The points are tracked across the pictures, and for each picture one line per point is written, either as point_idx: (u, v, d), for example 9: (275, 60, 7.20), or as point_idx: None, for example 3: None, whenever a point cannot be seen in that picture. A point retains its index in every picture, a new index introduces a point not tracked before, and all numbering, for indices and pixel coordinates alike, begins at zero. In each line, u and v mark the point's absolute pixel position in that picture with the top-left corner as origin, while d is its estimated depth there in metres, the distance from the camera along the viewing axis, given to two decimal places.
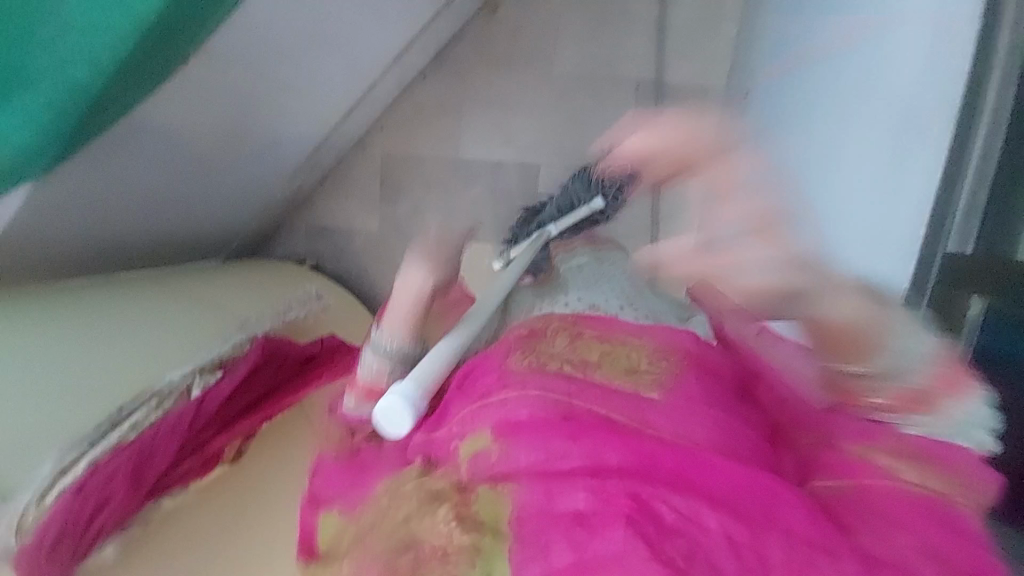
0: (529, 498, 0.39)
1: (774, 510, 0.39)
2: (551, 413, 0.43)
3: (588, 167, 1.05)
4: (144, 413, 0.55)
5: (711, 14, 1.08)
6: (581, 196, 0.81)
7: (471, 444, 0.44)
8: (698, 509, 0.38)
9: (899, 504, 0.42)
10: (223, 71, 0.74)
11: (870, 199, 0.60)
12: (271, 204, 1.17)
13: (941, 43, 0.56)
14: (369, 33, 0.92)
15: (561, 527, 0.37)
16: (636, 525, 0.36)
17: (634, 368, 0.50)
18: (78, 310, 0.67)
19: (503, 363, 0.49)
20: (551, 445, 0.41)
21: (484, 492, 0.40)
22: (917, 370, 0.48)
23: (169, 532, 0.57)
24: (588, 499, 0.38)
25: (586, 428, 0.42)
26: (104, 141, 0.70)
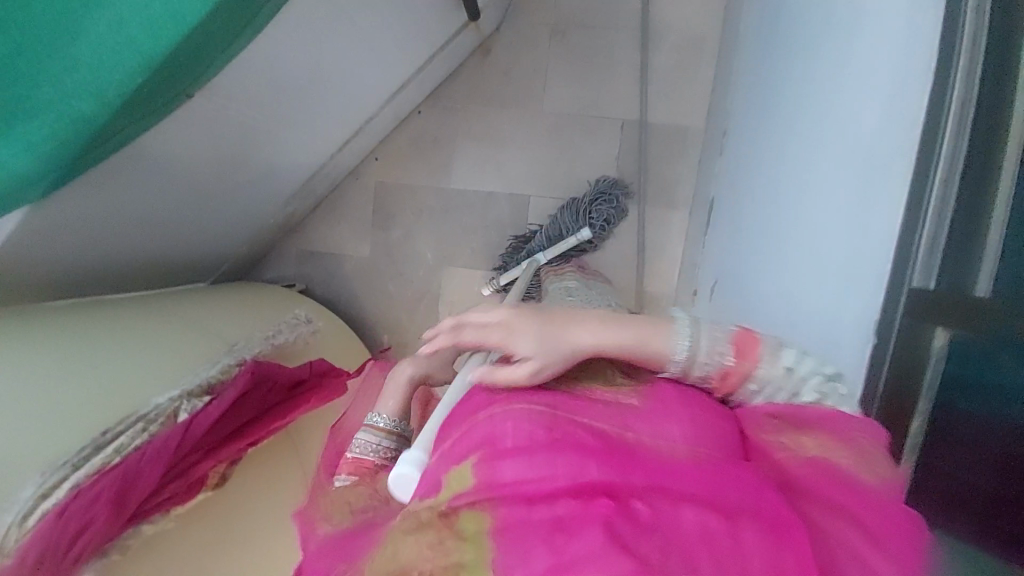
0: (512, 506, 0.39)
1: (749, 501, 0.39)
2: (533, 421, 0.44)
3: (575, 202, 1.13)
4: (131, 436, 0.55)
5: (690, 60, 1.15)
6: (570, 228, 1.11)
7: (458, 471, 0.42)
8: (677, 509, 0.38)
9: (837, 489, 0.42)
10: (226, 104, 0.77)
11: (842, 237, 0.60)
12: (263, 229, 1.18)
13: (902, 85, 0.55)
14: (367, 71, 0.96)
15: (541, 531, 0.37)
16: (613, 527, 0.37)
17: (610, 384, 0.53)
18: (66, 332, 0.66)
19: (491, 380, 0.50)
20: (535, 454, 0.41)
21: (467, 513, 0.39)
22: (705, 360, 0.53)
23: (153, 553, 0.55)
24: (568, 503, 0.38)
25: (567, 436, 0.42)
26: (105, 168, 0.71)
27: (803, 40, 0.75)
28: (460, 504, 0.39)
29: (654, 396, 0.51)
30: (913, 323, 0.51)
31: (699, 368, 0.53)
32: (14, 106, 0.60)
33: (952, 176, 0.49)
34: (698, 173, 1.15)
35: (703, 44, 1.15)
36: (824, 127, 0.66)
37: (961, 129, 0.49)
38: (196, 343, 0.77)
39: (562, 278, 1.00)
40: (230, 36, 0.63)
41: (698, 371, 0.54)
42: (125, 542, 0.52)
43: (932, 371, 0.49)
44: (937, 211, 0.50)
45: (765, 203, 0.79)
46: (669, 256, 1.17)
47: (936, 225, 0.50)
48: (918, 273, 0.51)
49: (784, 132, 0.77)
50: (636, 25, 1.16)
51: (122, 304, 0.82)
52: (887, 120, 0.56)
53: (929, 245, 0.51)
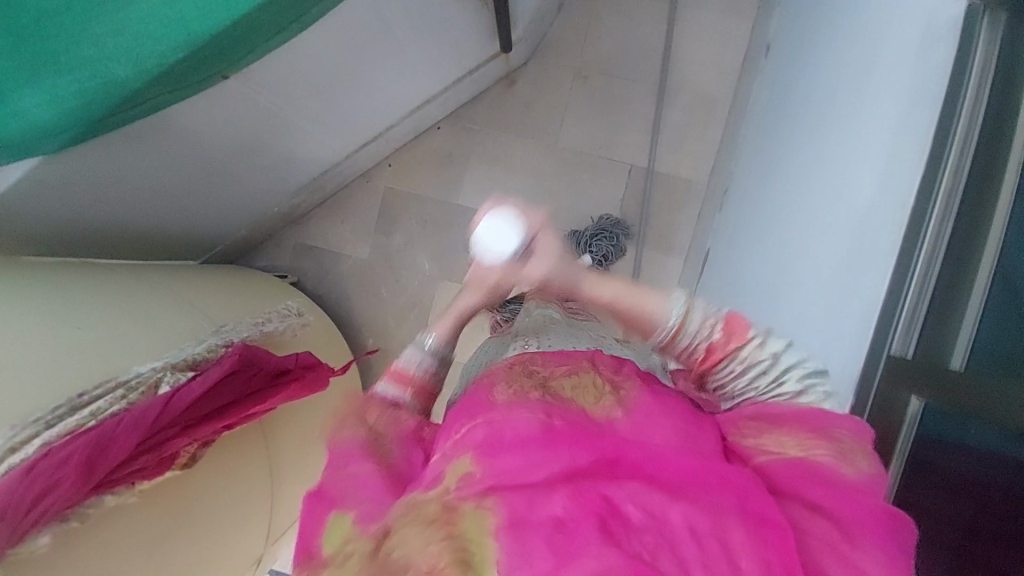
0: (510, 506, 0.38)
1: (734, 505, 0.38)
2: (528, 422, 0.43)
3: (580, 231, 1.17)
4: (109, 400, 0.54)
5: (700, 120, 1.22)
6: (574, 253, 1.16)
7: (457, 465, 0.42)
8: (668, 509, 0.37)
9: (811, 488, 0.41)
10: (257, 91, 0.79)
11: (831, 300, 0.63)
12: (265, 216, 1.18)
13: (894, 163, 0.59)
14: (396, 81, 1.00)
15: (542, 532, 0.36)
16: (609, 529, 0.36)
17: (599, 389, 0.47)
18: (55, 290, 0.65)
19: (489, 395, 0.48)
20: (532, 451, 0.41)
21: (473, 511, 0.38)
22: (692, 329, 0.55)
23: (106, 527, 0.52)
24: (565, 501, 0.38)
25: (562, 437, 0.41)
26: (125, 133, 0.72)
27: (811, 115, 0.81)
28: (461, 498, 0.39)
29: (637, 403, 0.46)
30: (892, 388, 0.52)
31: (686, 339, 0.55)
32: (49, 59, 0.61)
33: (936, 253, 0.52)
34: (696, 225, 1.20)
35: (715, 107, 1.22)
36: (826, 197, 0.70)
37: (947, 211, 0.52)
38: (182, 319, 0.75)
39: None
40: (276, 29, 0.65)
41: (685, 341, 0.55)
42: (85, 511, 0.50)
43: (904, 435, 0.50)
44: (920, 283, 0.52)
45: (763, 262, 0.82)
46: None
47: (917, 298, 0.52)
48: (898, 340, 0.53)
49: (787, 197, 0.81)
50: (655, 80, 1.23)
51: (113, 271, 0.80)
52: (881, 195, 0.60)
53: (909, 315, 0.52)
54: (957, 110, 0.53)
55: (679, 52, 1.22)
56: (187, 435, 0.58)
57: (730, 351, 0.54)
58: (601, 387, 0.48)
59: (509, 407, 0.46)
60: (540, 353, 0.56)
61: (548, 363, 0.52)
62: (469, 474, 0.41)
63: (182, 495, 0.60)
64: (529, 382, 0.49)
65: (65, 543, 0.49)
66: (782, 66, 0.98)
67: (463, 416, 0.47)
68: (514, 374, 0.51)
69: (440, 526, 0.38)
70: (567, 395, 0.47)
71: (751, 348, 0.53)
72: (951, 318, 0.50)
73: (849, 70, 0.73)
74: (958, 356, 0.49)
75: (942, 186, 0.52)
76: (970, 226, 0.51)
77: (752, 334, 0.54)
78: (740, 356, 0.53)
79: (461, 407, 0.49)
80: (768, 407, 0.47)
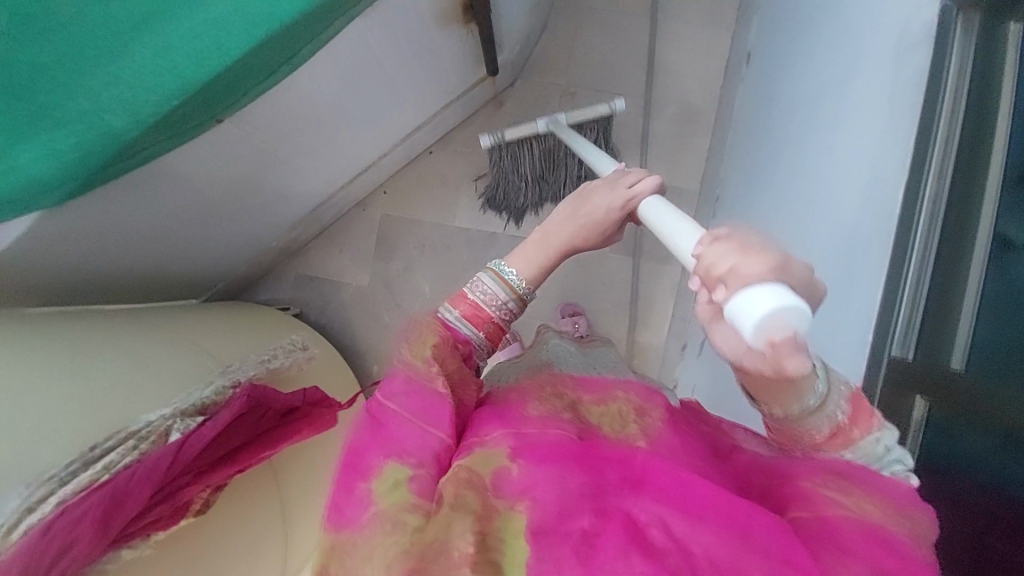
0: (540, 512, 0.40)
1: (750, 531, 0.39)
2: (563, 435, 0.46)
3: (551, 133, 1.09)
4: (120, 453, 0.54)
5: (687, 130, 1.24)
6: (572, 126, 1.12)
7: (481, 457, 0.45)
8: (690, 534, 0.39)
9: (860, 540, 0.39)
10: (251, 132, 0.81)
11: (831, 312, 0.64)
12: (265, 251, 1.19)
13: (880, 177, 0.60)
14: (385, 112, 1.02)
15: (570, 541, 0.39)
16: (633, 548, 0.39)
17: (625, 422, 0.51)
18: (65, 342, 0.66)
19: (522, 410, 0.50)
20: (565, 469, 0.43)
21: (506, 512, 0.41)
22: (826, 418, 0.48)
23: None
24: (591, 517, 0.40)
25: (591, 458, 0.44)
26: (123, 181, 0.73)
27: (797, 123, 0.83)
28: (500, 498, 0.42)
29: (658, 434, 0.49)
30: (897, 392, 0.53)
31: (815, 418, 0.48)
32: (47, 115, 0.62)
33: (926, 259, 0.52)
34: None
35: (700, 117, 1.24)
36: (818, 207, 0.71)
37: (933, 222, 0.53)
38: (188, 362, 0.76)
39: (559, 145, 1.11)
40: (267, 71, 0.67)
41: (816, 421, 0.48)
42: (103, 566, 0.50)
43: (913, 434, 0.52)
44: (914, 286, 0.52)
45: None
46: (660, 309, 1.21)
47: (910, 304, 0.52)
48: (897, 344, 0.53)
49: (782, 208, 0.82)
50: (640, 95, 1.25)
51: (117, 316, 0.81)
52: (869, 204, 0.61)
53: (906, 321, 0.52)
54: (937, 111, 0.54)
55: (661, 66, 1.25)
56: (199, 482, 0.58)
57: (852, 438, 0.48)
58: (625, 416, 0.52)
59: (543, 422, 0.48)
60: (576, 378, 0.60)
61: (579, 389, 0.56)
62: (502, 468, 0.44)
63: (197, 536, 0.60)
64: (560, 402, 0.52)
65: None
66: (765, 74, 1.00)
67: (495, 420, 0.49)
68: (545, 394, 0.54)
69: (477, 519, 0.41)
70: (593, 421, 0.51)
71: (871, 440, 0.47)
72: (946, 325, 0.50)
73: (831, 80, 0.74)
74: (957, 358, 0.49)
75: (925, 195, 0.53)
76: (958, 235, 0.51)
77: (877, 424, 0.48)
78: (858, 447, 0.48)
79: (493, 411, 0.50)
80: (856, 472, 0.45)
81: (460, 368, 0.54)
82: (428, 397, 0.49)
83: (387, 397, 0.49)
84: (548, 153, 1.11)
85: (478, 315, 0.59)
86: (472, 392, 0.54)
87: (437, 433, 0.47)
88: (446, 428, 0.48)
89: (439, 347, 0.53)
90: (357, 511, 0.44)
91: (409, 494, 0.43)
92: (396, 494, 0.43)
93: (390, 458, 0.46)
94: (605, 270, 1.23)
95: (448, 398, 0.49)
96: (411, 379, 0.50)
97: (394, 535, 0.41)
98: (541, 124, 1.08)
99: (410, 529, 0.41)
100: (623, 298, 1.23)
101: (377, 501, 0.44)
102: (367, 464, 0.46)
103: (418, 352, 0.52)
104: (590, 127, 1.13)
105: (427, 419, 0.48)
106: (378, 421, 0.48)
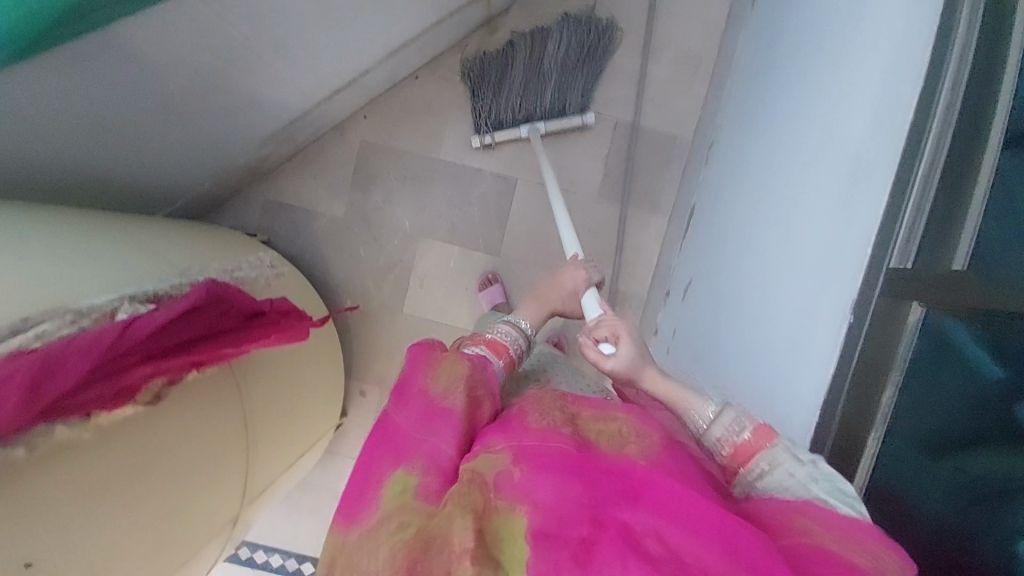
0: (540, 518, 0.42)
1: (736, 539, 0.41)
2: (564, 448, 0.47)
3: (539, 108, 1.16)
4: (56, 325, 0.48)
5: (684, 74, 1.21)
6: (564, 74, 1.15)
7: (485, 459, 0.48)
8: (683, 542, 0.41)
9: None
10: (220, 13, 0.72)
11: (824, 235, 0.62)
12: (232, 169, 1.11)
13: (888, 96, 0.58)
14: (372, 18, 0.94)
15: (569, 547, 0.42)
16: (631, 553, 0.41)
17: (623, 436, 0.51)
18: (2, 222, 0.59)
19: (525, 423, 0.51)
20: (565, 479, 0.44)
21: (505, 513, 0.44)
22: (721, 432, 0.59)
23: (90, 466, 0.50)
24: (589, 526, 0.43)
25: (590, 468, 0.46)
26: (72, 53, 0.64)
27: (802, 59, 0.80)
28: (500, 498, 0.44)
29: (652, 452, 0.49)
30: (892, 303, 0.52)
31: (716, 430, 0.59)
32: None
33: (933, 172, 0.51)
34: (680, 181, 1.20)
35: (700, 61, 1.20)
36: (818, 138, 0.69)
37: (943, 133, 0.51)
38: (145, 259, 0.70)
39: (547, 77, 1.15)
40: None
41: (715, 433, 0.59)
42: (32, 439, 0.45)
43: (905, 343, 0.51)
44: (919, 198, 0.52)
45: (760, 211, 0.80)
46: (645, 258, 1.21)
47: (915, 213, 0.52)
48: (896, 256, 0.53)
49: (783, 147, 0.79)
50: (639, 33, 1.20)
51: (63, 210, 0.73)
52: (877, 127, 0.58)
53: (907, 235, 0.52)
54: (956, 25, 0.52)
55: (664, 4, 1.20)
56: (152, 364, 0.53)
57: (758, 451, 0.56)
58: (624, 434, 0.51)
59: (543, 435, 0.49)
60: (578, 398, 0.55)
61: (579, 402, 0.55)
62: (507, 470, 0.46)
63: (163, 422, 0.58)
64: (561, 415, 0.52)
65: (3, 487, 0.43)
66: (770, 13, 0.97)
67: (498, 432, 0.51)
68: (548, 406, 0.53)
69: (477, 516, 0.44)
70: (593, 438, 0.50)
71: (783, 452, 0.55)
72: (949, 232, 0.49)
73: (844, 4, 0.71)
74: (957, 261, 0.48)
75: (939, 106, 0.52)
76: (965, 151, 0.49)
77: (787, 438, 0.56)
78: (769, 457, 0.55)
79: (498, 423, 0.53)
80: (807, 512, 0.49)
81: (471, 391, 0.56)
82: (437, 412, 0.54)
83: (402, 415, 0.55)
84: (535, 74, 1.15)
85: (496, 347, 0.70)
86: (487, 408, 0.57)
87: (444, 445, 0.51)
88: (452, 441, 0.52)
89: (459, 373, 0.57)
90: (367, 513, 0.48)
91: (415, 498, 0.47)
92: (403, 499, 0.47)
93: (399, 465, 0.50)
94: (591, 216, 1.21)
95: (460, 416, 0.53)
96: (428, 400, 0.55)
97: (399, 533, 0.44)
98: (524, 130, 1.15)
99: (412, 527, 0.44)
100: (608, 242, 1.21)
101: (385, 503, 0.47)
102: (379, 471, 0.50)
103: (440, 377, 0.57)
104: (591, 32, 1.16)
105: (438, 434, 0.52)
106: (392, 434, 0.53)
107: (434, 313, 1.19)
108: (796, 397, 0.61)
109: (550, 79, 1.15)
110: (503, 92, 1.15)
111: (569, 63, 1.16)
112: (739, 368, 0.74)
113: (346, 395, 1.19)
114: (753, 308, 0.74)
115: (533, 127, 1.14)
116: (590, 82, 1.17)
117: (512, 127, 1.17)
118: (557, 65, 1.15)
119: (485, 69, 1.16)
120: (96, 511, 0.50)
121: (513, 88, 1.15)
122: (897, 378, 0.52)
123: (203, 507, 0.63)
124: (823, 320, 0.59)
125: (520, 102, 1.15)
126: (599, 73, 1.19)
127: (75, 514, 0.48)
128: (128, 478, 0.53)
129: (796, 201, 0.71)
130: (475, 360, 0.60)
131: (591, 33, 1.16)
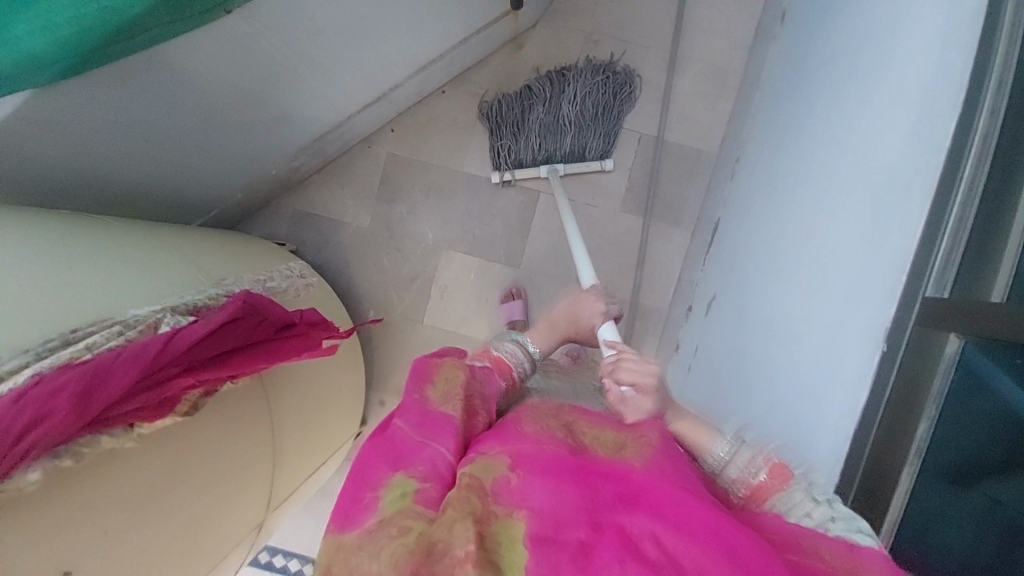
0: (537, 522, 0.40)
1: (734, 544, 0.38)
2: (559, 451, 0.46)
3: (558, 151, 1.16)
4: (103, 336, 0.51)
5: (711, 89, 1.20)
6: (586, 123, 1.15)
7: (482, 464, 0.46)
8: (682, 548, 0.38)
9: None
10: (258, 31, 0.75)
11: (855, 259, 0.60)
12: (264, 180, 1.14)
13: (926, 117, 0.56)
14: (402, 36, 0.96)
15: (567, 550, 0.39)
16: (629, 556, 0.38)
17: (622, 445, 0.49)
18: (56, 234, 0.62)
19: (520, 428, 0.50)
20: (562, 483, 0.43)
21: (503, 519, 0.41)
22: (738, 468, 0.56)
23: (117, 469, 0.51)
24: (587, 529, 0.40)
25: (585, 472, 0.44)
26: (119, 68, 0.67)
27: (835, 75, 0.79)
28: (499, 504, 0.43)
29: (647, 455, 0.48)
30: (926, 332, 0.50)
31: (731, 470, 0.56)
32: None
33: (970, 201, 0.50)
34: (704, 196, 1.19)
35: (726, 76, 1.20)
36: (851, 157, 0.67)
37: (981, 157, 0.50)
38: (184, 270, 0.72)
39: (568, 124, 1.15)
40: None
41: (732, 473, 0.56)
42: (80, 450, 0.47)
43: (942, 376, 0.49)
44: (957, 223, 0.50)
45: (789, 230, 0.79)
46: (667, 274, 1.20)
47: (952, 241, 0.50)
48: (932, 285, 0.51)
49: (813, 165, 0.77)
50: (666, 49, 1.20)
51: (108, 221, 0.77)
52: (912, 147, 0.56)
53: (943, 262, 0.50)
54: (994, 46, 0.50)
55: (691, 20, 1.20)
56: (190, 375, 0.54)
57: (774, 491, 0.53)
58: (621, 441, 0.50)
59: (538, 439, 0.48)
60: (571, 406, 0.57)
61: (574, 414, 0.55)
62: (505, 476, 0.44)
63: (198, 432, 0.60)
64: (555, 422, 0.52)
65: (45, 499, 0.45)
66: (800, 32, 0.96)
67: (495, 439, 0.49)
68: (541, 414, 0.53)
69: (476, 521, 0.41)
70: (587, 443, 0.50)
71: (800, 490, 0.52)
72: (986, 260, 0.48)
73: (882, 21, 0.69)
74: (996, 294, 0.47)
75: (976, 132, 0.50)
76: (1004, 174, 0.48)
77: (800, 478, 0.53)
78: (786, 497, 0.52)
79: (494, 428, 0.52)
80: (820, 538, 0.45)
81: (469, 399, 0.56)
82: (438, 421, 0.52)
83: (401, 422, 0.52)
84: (556, 120, 1.15)
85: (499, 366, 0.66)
86: (481, 419, 0.56)
87: (444, 452, 0.49)
88: (450, 446, 0.50)
89: (455, 380, 0.57)
90: (364, 517, 0.44)
91: (415, 503, 0.44)
92: (402, 504, 0.44)
93: (398, 470, 0.48)
94: (614, 230, 1.21)
95: (456, 423, 0.52)
96: (425, 408, 0.54)
97: (400, 538, 0.41)
98: (542, 169, 1.16)
99: (415, 531, 0.42)
100: (630, 257, 1.20)
101: (383, 508, 0.44)
102: (376, 476, 0.47)
103: (437, 388, 0.56)
104: (619, 76, 1.16)
105: (433, 437, 0.50)
106: (390, 442, 0.50)
107: (455, 324, 1.20)
108: (823, 426, 0.58)
109: (569, 128, 1.15)
110: (523, 134, 1.16)
111: (589, 111, 1.15)
112: (763, 390, 0.72)
113: (367, 404, 1.20)
114: (779, 330, 0.72)
115: (553, 168, 1.15)
116: (611, 131, 1.17)
117: (531, 165, 1.17)
118: (579, 111, 1.15)
119: (503, 110, 1.17)
120: (132, 518, 0.51)
121: (534, 130, 1.15)
122: (933, 411, 0.50)
123: (238, 500, 0.65)
124: (854, 347, 0.56)
125: (539, 143, 1.16)
126: (621, 122, 1.18)
127: (108, 524, 0.49)
128: (149, 476, 0.53)
129: (827, 221, 0.69)
130: (477, 372, 0.61)
131: (618, 78, 1.16)
